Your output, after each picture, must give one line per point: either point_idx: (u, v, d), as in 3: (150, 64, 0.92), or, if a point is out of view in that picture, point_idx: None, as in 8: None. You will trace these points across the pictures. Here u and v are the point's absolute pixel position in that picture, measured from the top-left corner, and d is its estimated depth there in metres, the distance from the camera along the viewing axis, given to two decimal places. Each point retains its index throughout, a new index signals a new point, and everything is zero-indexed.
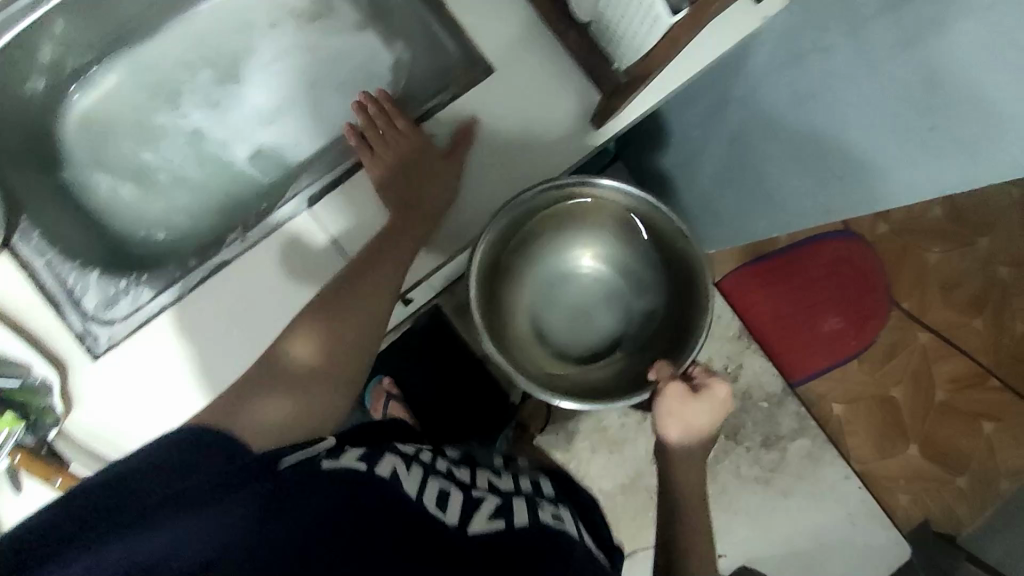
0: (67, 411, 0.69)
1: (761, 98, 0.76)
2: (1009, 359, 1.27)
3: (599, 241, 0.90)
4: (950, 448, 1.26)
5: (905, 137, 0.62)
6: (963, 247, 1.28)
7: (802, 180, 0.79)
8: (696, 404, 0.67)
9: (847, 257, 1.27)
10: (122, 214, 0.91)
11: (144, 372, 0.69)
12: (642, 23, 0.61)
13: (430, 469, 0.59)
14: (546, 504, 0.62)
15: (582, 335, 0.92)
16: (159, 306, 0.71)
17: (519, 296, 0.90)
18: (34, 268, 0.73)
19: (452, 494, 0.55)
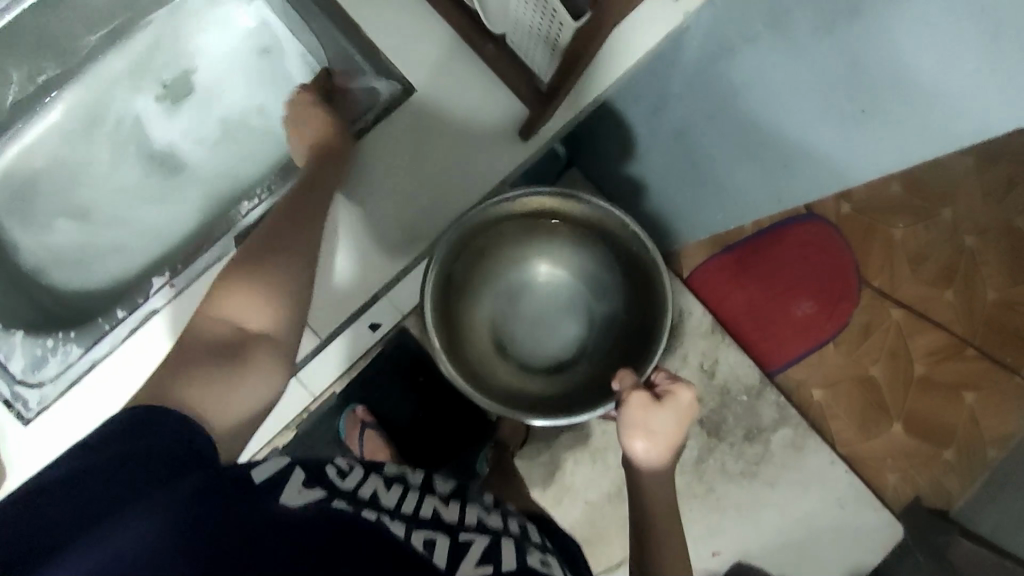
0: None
1: (694, 93, 0.74)
2: (984, 328, 1.27)
3: (555, 247, 0.88)
4: (933, 421, 1.26)
5: (846, 121, 0.61)
6: (925, 220, 1.28)
7: (747, 172, 0.79)
8: (661, 411, 0.66)
9: (813, 241, 1.26)
10: (49, 262, 0.85)
11: (80, 431, 0.65)
12: (549, 30, 0.58)
13: (410, 515, 0.54)
14: (533, 549, 0.59)
15: (547, 344, 0.90)
16: (91, 363, 0.66)
17: (477, 312, 0.87)
18: None
19: (438, 541, 0.51)
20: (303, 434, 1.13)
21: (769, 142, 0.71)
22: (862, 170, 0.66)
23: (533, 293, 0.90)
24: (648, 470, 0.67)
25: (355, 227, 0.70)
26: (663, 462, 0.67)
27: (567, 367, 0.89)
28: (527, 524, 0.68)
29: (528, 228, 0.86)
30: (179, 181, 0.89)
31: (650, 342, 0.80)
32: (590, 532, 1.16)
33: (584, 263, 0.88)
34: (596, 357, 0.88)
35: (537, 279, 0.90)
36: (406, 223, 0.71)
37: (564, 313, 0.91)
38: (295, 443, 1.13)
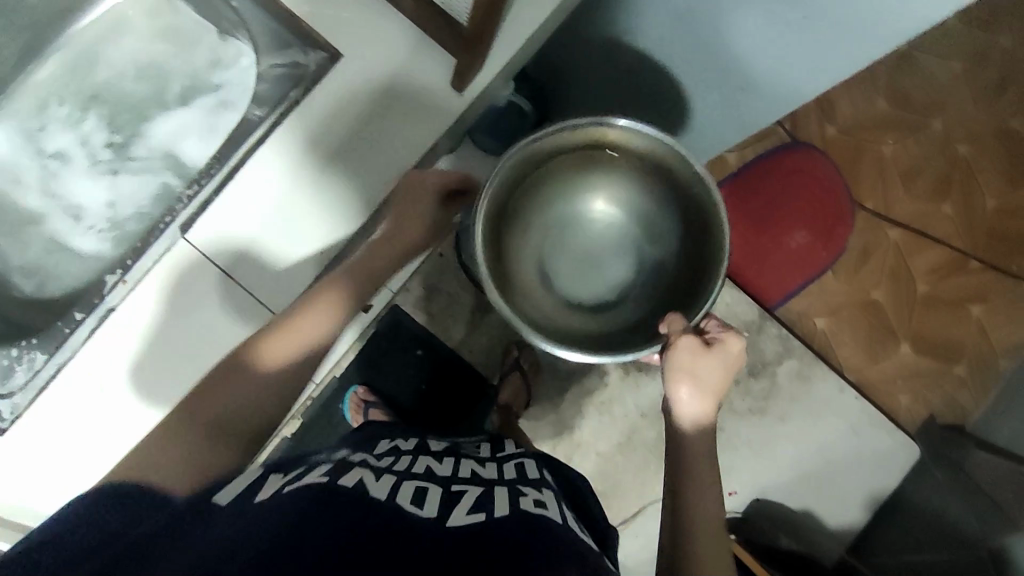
0: None
1: (645, 22, 0.73)
2: (985, 237, 1.24)
3: (616, 183, 0.81)
4: (942, 339, 1.24)
5: (795, 29, 0.61)
6: (916, 133, 1.24)
7: (712, 94, 0.79)
8: (709, 358, 0.64)
9: (801, 168, 1.21)
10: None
11: (58, 429, 0.73)
12: None
13: (401, 469, 0.59)
14: (528, 490, 0.60)
15: (592, 284, 0.84)
16: (54, 368, 0.71)
17: (524, 241, 0.82)
18: None
19: (431, 489, 0.55)
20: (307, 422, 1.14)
21: (727, 61, 0.71)
22: (817, 76, 0.66)
23: (582, 231, 0.84)
24: (692, 416, 0.64)
25: (320, 215, 0.72)
26: (706, 408, 0.64)
27: (613, 309, 0.83)
28: (526, 461, 0.70)
29: (581, 157, 0.79)
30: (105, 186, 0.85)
31: (701, 292, 0.74)
32: (605, 484, 1.16)
33: (637, 200, 0.82)
34: (646, 300, 0.82)
35: (590, 214, 0.84)
36: (333, 202, 0.72)
37: (613, 254, 0.85)
38: (301, 431, 1.13)
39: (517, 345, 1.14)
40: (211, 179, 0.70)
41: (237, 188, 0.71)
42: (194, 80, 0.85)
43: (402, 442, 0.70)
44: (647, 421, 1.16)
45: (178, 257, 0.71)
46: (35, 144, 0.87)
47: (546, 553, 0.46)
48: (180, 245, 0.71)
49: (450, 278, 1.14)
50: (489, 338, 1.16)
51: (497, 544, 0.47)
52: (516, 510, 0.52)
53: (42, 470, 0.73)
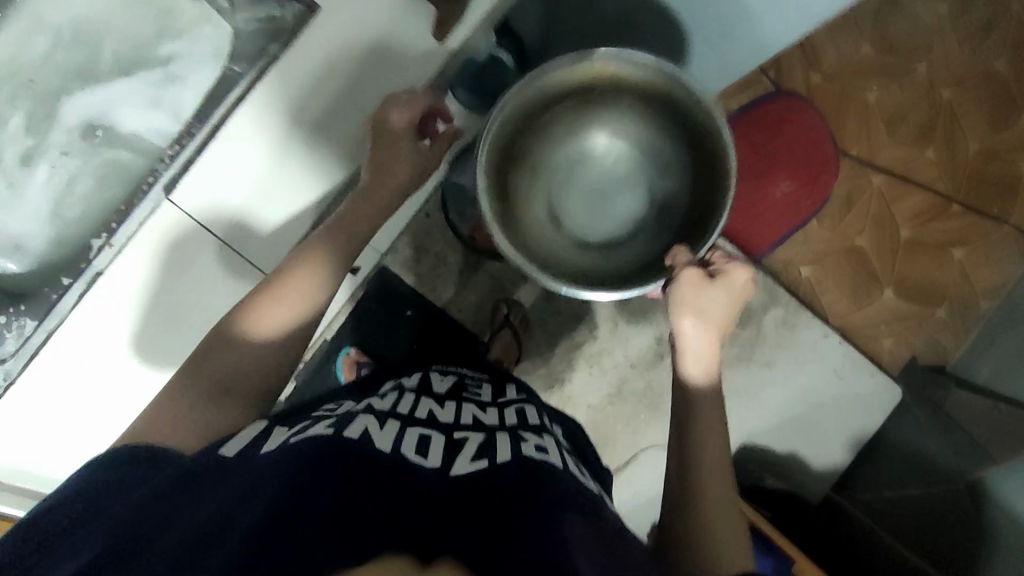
0: None
1: None
2: (968, 180, 1.25)
3: (622, 118, 0.81)
4: (924, 283, 1.26)
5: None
6: (902, 78, 1.24)
7: (707, 21, 0.83)
8: (713, 289, 0.65)
9: (785, 117, 1.20)
10: None
11: (55, 393, 0.75)
12: None
13: (406, 416, 0.63)
14: (529, 435, 0.63)
15: (603, 222, 0.84)
16: (47, 333, 0.72)
17: (532, 182, 0.83)
18: None
19: (433, 437, 0.59)
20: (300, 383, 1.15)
21: None
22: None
23: (592, 169, 0.84)
24: (695, 347, 0.64)
25: (297, 175, 0.73)
26: (710, 342, 0.65)
27: (622, 247, 0.83)
28: (525, 406, 0.73)
29: (586, 92, 0.79)
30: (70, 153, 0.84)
31: (708, 224, 0.74)
32: (597, 434, 1.19)
33: (647, 134, 0.81)
34: (655, 235, 0.82)
35: (597, 151, 0.83)
36: (317, 160, 0.73)
37: (624, 191, 0.84)
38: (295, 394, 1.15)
39: (507, 301, 1.15)
40: (190, 141, 0.69)
41: (220, 150, 0.70)
42: (142, 41, 0.83)
43: (406, 381, 0.75)
44: (637, 372, 1.18)
45: (166, 219, 0.71)
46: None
47: (545, 494, 0.51)
48: (164, 206, 0.71)
49: (437, 236, 1.14)
50: (478, 295, 1.16)
51: (497, 487, 0.51)
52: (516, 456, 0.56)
53: (46, 431, 0.77)
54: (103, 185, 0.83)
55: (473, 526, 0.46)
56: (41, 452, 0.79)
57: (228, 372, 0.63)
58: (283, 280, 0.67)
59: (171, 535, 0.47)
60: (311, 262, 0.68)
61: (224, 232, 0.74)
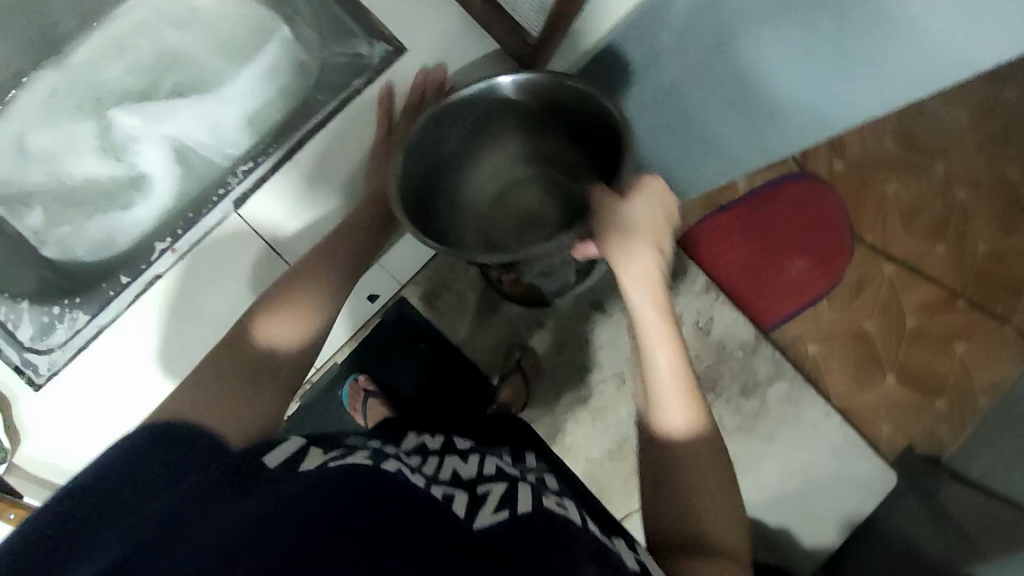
0: (16, 445, 0.79)
1: (682, 55, 0.71)
2: (974, 277, 1.29)
3: (518, 136, 0.91)
4: (926, 373, 1.28)
5: (842, 63, 0.59)
6: (920, 175, 1.29)
7: (735, 127, 0.80)
8: (634, 202, 0.66)
9: (804, 198, 1.27)
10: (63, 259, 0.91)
11: (87, 392, 0.80)
12: None
13: (433, 476, 0.62)
14: (550, 493, 0.63)
15: (532, 228, 0.96)
16: (97, 329, 0.80)
17: (461, 211, 0.94)
18: None
19: (458, 496, 0.58)
20: (305, 404, 1.15)
21: (756, 91, 0.70)
22: (851, 110, 0.65)
23: (510, 174, 0.96)
24: (635, 261, 0.62)
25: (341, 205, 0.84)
26: (653, 258, 0.62)
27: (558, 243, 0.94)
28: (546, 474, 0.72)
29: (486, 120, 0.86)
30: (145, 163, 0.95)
31: None
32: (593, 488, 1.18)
33: (547, 139, 0.91)
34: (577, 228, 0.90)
35: (507, 167, 0.95)
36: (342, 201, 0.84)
37: (542, 196, 0.96)
38: (300, 413, 1.15)
39: (520, 346, 1.16)
40: (267, 159, 0.82)
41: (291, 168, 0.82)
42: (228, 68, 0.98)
43: (427, 443, 0.75)
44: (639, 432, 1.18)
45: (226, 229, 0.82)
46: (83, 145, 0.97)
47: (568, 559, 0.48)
48: (230, 218, 0.82)
49: (459, 275, 1.16)
50: (493, 337, 1.18)
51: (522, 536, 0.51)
52: (537, 505, 0.56)
53: (67, 431, 0.80)
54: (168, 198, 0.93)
55: (496, 569, 0.45)
56: (60, 453, 0.80)
57: (262, 359, 0.65)
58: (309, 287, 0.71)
59: (195, 538, 0.44)
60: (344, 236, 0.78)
61: (267, 231, 0.82)
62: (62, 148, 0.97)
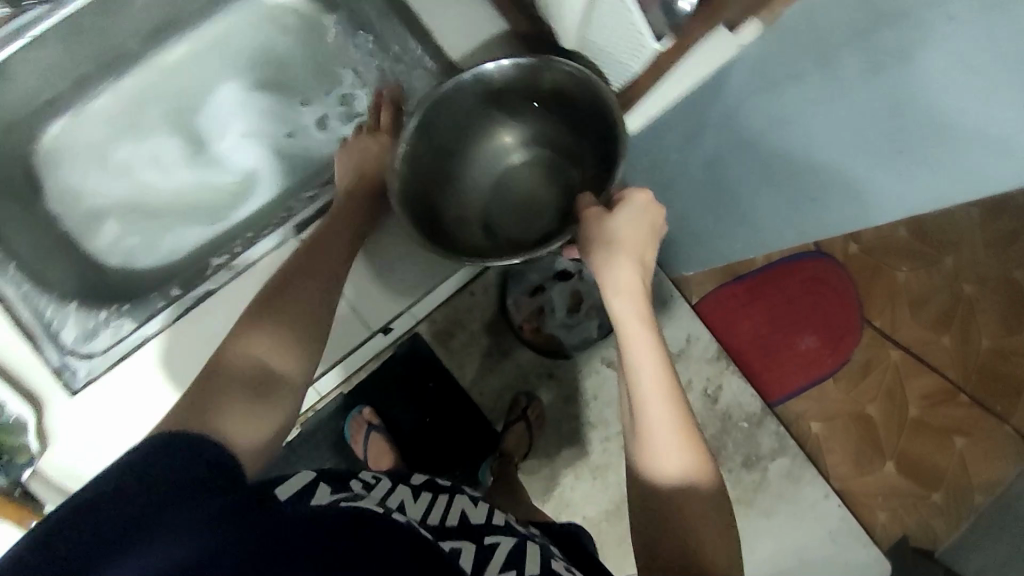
0: (43, 448, 0.72)
1: (740, 123, 0.73)
2: (976, 373, 1.30)
3: (517, 124, 0.85)
4: (925, 463, 1.28)
5: (878, 155, 0.61)
6: (930, 266, 1.33)
7: (775, 202, 0.81)
8: (619, 214, 0.63)
9: (820, 277, 1.30)
10: (139, 262, 0.94)
11: (119, 403, 0.73)
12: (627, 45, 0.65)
13: (436, 526, 0.59)
14: (555, 550, 0.62)
15: (535, 223, 0.85)
16: (142, 337, 0.75)
17: (461, 206, 0.86)
18: (10, 301, 0.76)
19: (465, 551, 0.56)
20: (304, 430, 1.13)
21: (800, 169, 0.72)
22: (891, 202, 0.65)
23: (504, 176, 0.88)
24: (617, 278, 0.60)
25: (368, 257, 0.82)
26: (632, 274, 0.60)
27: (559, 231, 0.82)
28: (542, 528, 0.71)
29: (484, 107, 0.82)
30: (233, 173, 1.00)
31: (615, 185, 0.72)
32: None
33: (547, 137, 0.86)
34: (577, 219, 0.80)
35: (509, 159, 0.88)
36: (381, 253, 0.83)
37: (548, 190, 0.87)
38: (298, 440, 1.13)
39: (527, 394, 1.15)
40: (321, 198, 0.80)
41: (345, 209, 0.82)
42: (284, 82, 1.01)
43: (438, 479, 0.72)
44: None
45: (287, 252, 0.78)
46: (162, 151, 1.01)
47: None
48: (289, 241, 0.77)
49: (474, 315, 1.16)
50: (501, 382, 1.17)
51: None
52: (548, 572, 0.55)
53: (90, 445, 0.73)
54: (259, 199, 0.97)
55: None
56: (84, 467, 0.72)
57: (278, 344, 0.59)
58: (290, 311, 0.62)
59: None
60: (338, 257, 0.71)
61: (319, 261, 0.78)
62: (137, 155, 1.00)
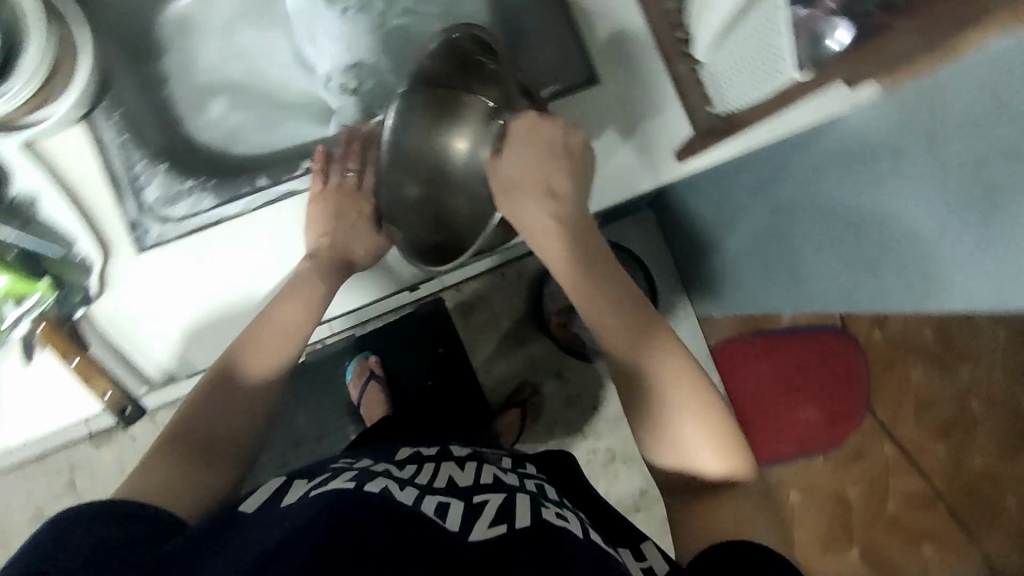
0: (99, 292, 0.71)
1: (823, 182, 0.75)
2: (962, 489, 1.31)
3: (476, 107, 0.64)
4: (888, 560, 1.29)
5: (954, 247, 0.61)
6: (945, 374, 1.32)
7: (830, 266, 0.81)
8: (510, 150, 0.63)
9: (839, 354, 1.31)
10: (245, 147, 0.83)
11: (158, 283, 0.71)
12: (757, 74, 0.54)
13: (422, 483, 0.57)
14: (550, 504, 0.58)
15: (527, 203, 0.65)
16: (213, 218, 0.72)
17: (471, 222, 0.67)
18: (103, 142, 0.72)
19: (453, 505, 0.53)
20: (308, 361, 1.14)
21: (869, 238, 0.73)
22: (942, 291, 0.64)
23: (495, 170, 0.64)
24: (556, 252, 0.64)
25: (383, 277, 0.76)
26: (547, 216, 0.63)
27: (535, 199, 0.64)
28: (546, 483, 0.67)
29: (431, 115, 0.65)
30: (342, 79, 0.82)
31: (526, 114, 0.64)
32: None
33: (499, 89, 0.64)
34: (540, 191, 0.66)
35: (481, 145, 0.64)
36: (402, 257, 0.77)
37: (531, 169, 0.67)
38: (300, 369, 1.14)
39: (532, 386, 1.18)
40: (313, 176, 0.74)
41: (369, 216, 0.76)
42: None
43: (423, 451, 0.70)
44: None
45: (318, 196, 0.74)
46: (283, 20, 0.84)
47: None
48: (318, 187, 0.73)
49: (500, 297, 1.18)
50: (509, 368, 1.19)
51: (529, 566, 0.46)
52: (538, 525, 0.51)
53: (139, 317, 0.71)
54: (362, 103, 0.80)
55: None
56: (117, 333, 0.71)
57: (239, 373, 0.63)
58: (253, 341, 0.65)
59: None
60: (303, 309, 0.67)
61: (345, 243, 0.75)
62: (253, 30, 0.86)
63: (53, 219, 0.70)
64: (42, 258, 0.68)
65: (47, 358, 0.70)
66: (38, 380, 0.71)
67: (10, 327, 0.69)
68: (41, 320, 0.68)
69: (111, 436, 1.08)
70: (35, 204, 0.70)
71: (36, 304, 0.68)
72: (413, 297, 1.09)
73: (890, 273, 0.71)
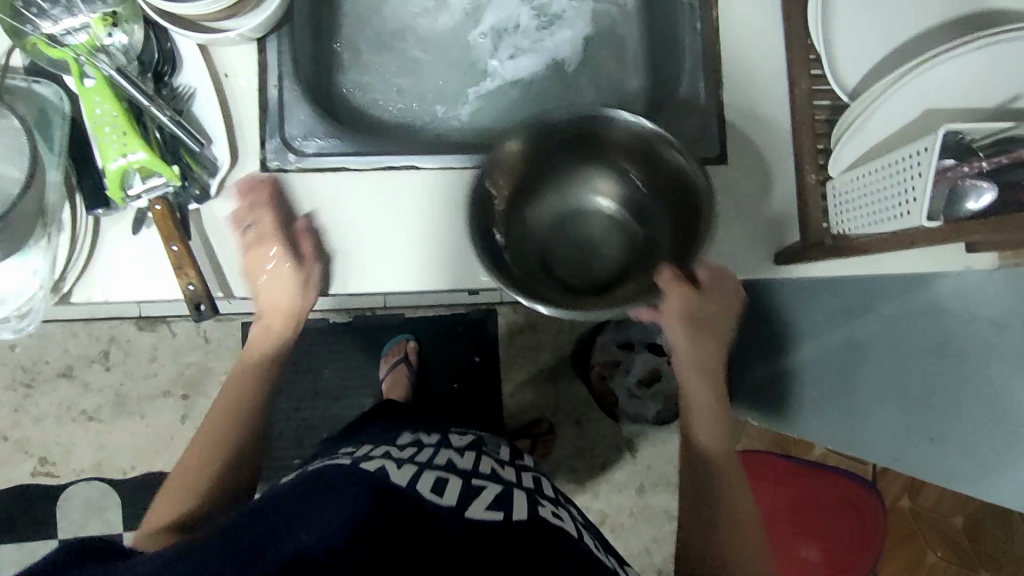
0: (216, 194, 0.65)
1: (904, 335, 0.75)
2: None
3: (617, 176, 0.70)
4: None
5: None
6: (966, 568, 1.26)
7: (886, 416, 0.78)
8: (701, 293, 0.62)
9: (857, 503, 1.24)
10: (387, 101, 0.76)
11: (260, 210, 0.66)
12: (889, 202, 0.54)
13: (424, 461, 0.54)
14: (545, 500, 0.55)
15: (585, 261, 0.72)
16: (334, 160, 0.67)
17: (521, 232, 0.70)
18: (266, 62, 0.67)
19: (447, 484, 0.50)
20: (353, 324, 1.17)
21: (936, 402, 0.71)
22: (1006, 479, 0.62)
23: (582, 219, 0.72)
24: (686, 354, 0.63)
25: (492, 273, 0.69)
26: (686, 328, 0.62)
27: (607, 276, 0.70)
28: (541, 477, 0.63)
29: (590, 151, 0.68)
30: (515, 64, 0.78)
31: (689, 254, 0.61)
32: None
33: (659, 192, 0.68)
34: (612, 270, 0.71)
35: (590, 201, 0.72)
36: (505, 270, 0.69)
37: (602, 247, 0.72)
38: (342, 327, 1.17)
39: (549, 425, 1.18)
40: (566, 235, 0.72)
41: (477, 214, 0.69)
42: None
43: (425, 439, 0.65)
44: None
45: (435, 181, 0.68)
46: None
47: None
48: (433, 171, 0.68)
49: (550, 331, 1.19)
50: (534, 398, 1.18)
51: (518, 558, 0.43)
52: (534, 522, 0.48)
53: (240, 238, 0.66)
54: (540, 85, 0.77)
55: None
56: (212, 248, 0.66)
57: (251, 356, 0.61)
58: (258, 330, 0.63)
59: None
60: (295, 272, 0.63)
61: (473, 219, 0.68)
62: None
63: (198, 114, 0.65)
64: (172, 141, 0.63)
65: (153, 238, 0.64)
66: (135, 255, 0.64)
67: (131, 200, 0.61)
68: (157, 203, 0.61)
69: (157, 325, 1.14)
70: (192, 99, 0.65)
71: (162, 187, 0.61)
72: (471, 297, 1.11)
73: (956, 440, 0.68)
